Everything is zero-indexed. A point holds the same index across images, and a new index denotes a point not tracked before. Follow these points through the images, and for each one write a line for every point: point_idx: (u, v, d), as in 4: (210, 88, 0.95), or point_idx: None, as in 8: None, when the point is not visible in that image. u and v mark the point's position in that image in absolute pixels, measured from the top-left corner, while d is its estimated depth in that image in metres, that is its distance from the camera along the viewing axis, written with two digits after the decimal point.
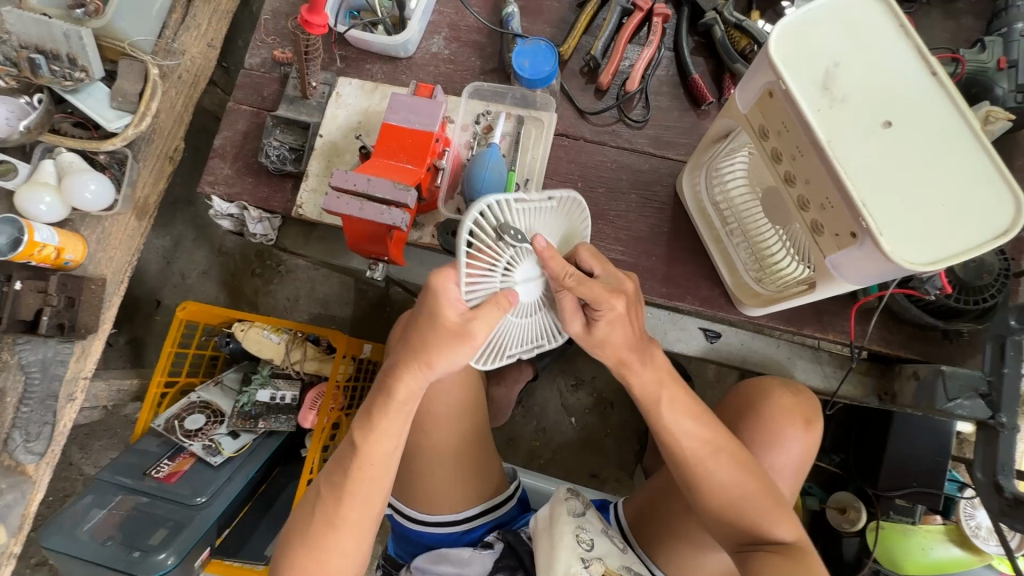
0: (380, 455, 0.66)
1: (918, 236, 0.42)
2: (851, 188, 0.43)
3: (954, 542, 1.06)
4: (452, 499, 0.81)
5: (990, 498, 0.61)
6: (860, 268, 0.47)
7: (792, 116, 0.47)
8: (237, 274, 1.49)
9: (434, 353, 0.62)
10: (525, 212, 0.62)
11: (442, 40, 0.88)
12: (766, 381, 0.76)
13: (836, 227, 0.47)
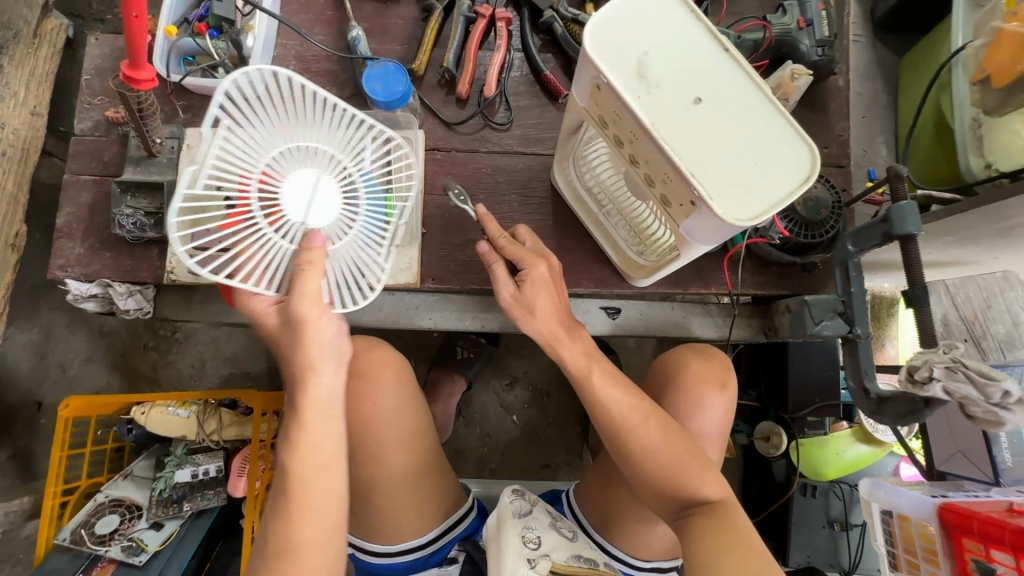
0: (328, 475, 0.60)
1: (741, 195, 0.47)
2: (679, 162, 0.47)
3: (861, 440, 1.20)
4: (415, 523, 0.78)
5: (862, 400, 0.69)
6: (705, 230, 0.52)
7: (620, 105, 0.50)
8: (128, 352, 1.36)
9: (322, 362, 0.60)
10: (242, 147, 0.55)
11: (292, 73, 0.86)
12: (681, 351, 0.82)
13: (679, 197, 0.51)
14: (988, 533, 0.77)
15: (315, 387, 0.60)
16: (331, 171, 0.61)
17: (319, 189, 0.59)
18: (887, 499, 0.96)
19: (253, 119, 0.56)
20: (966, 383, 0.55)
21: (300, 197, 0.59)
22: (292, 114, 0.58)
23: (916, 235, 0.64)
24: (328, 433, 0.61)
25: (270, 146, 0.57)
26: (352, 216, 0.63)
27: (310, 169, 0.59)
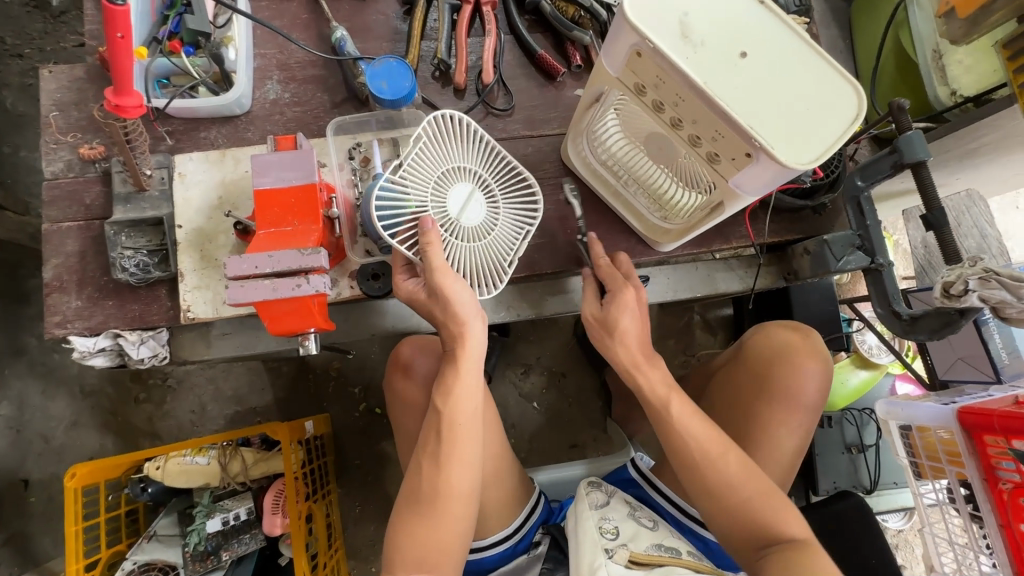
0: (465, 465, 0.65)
1: (798, 139, 0.49)
2: (736, 115, 0.49)
3: (860, 367, 1.28)
4: (507, 513, 0.79)
5: (892, 322, 0.73)
6: (759, 180, 0.54)
7: (664, 69, 0.51)
8: (118, 409, 1.27)
9: (468, 349, 0.68)
10: (421, 156, 0.65)
11: (277, 84, 0.81)
12: (771, 326, 0.89)
13: (733, 152, 0.52)
14: (1008, 426, 0.84)
15: (461, 376, 0.67)
16: (483, 187, 0.68)
17: (469, 197, 0.67)
18: (906, 413, 1.04)
19: (450, 143, 0.66)
20: (1001, 289, 0.60)
21: (455, 201, 0.67)
22: (476, 152, 0.68)
23: (926, 160, 0.68)
24: (468, 424, 0.66)
25: (450, 161, 0.67)
26: (495, 217, 0.69)
27: (466, 180, 0.67)
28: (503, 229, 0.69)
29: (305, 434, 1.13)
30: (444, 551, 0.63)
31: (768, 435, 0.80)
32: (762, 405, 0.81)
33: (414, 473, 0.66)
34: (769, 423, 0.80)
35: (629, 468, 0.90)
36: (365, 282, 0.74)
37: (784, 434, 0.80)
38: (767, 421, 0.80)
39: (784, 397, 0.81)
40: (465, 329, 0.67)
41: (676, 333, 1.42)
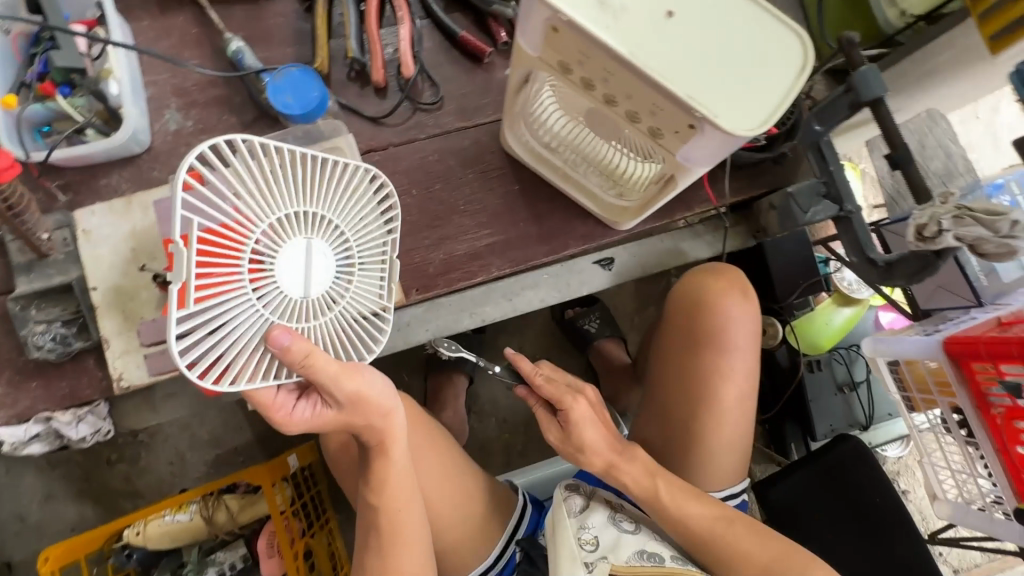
0: (411, 546, 0.64)
1: (744, 103, 0.44)
2: (672, 85, 0.43)
3: (843, 305, 1.23)
4: (478, 536, 0.76)
5: (867, 271, 0.69)
6: (708, 151, 0.49)
7: (586, 43, 0.45)
8: (91, 474, 1.21)
9: (393, 436, 0.64)
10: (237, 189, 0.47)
11: (177, 112, 0.73)
12: (698, 270, 0.84)
13: (675, 125, 0.47)
14: (996, 352, 0.82)
15: (392, 467, 0.64)
16: (314, 230, 0.51)
17: (303, 269, 0.50)
18: (894, 349, 1.02)
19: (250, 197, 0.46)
20: (976, 226, 0.58)
21: (290, 279, 0.49)
22: (299, 184, 0.50)
23: (884, 96, 0.63)
24: (407, 508, 0.64)
25: (287, 203, 0.49)
26: (350, 264, 0.55)
27: (290, 247, 0.49)
28: (353, 297, 0.56)
29: (289, 470, 1.08)
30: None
31: (710, 393, 0.77)
32: (695, 360, 0.78)
33: (366, 556, 0.65)
34: (705, 376, 0.77)
35: None
36: None
37: (725, 384, 0.77)
38: (701, 371, 0.78)
39: (711, 344, 0.78)
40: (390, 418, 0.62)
41: (656, 300, 1.38)
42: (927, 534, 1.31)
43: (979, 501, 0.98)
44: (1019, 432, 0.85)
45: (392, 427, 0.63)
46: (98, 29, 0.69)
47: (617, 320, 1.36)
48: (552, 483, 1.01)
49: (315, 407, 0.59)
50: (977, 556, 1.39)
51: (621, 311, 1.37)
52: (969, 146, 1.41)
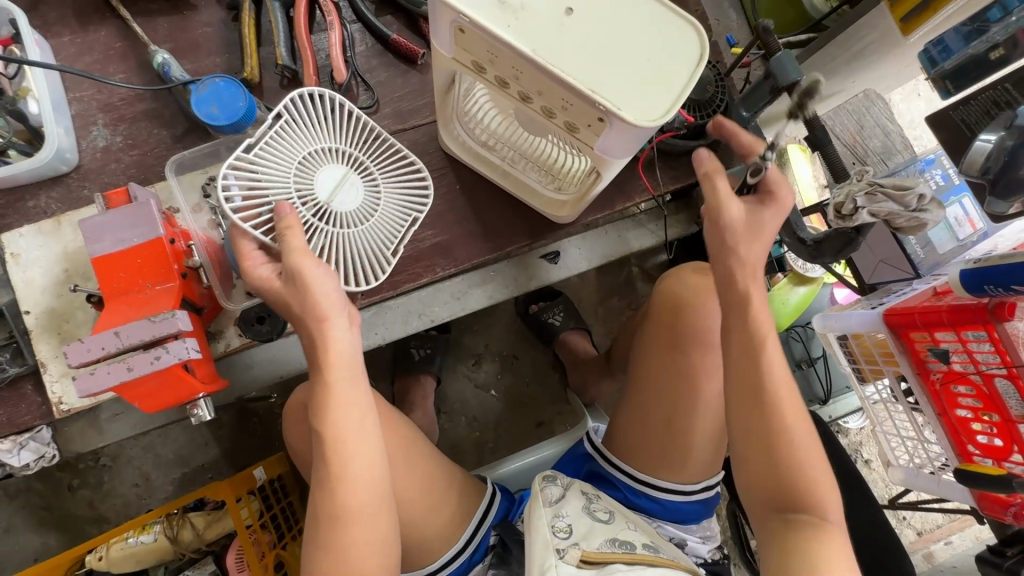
0: (357, 481, 0.57)
1: (646, 95, 0.45)
2: (575, 80, 0.44)
3: (797, 284, 1.27)
4: (445, 524, 0.76)
5: (798, 250, 0.71)
6: (622, 143, 0.50)
7: (491, 42, 0.46)
8: (53, 502, 1.18)
9: (331, 347, 0.58)
10: (303, 119, 0.63)
11: (104, 128, 0.72)
12: (683, 273, 0.88)
13: (585, 118, 0.48)
14: (928, 321, 0.86)
15: (337, 386, 0.58)
16: (358, 168, 0.66)
17: (339, 184, 0.64)
18: (841, 324, 1.05)
19: (316, 124, 0.63)
20: (887, 201, 0.61)
21: (323, 186, 0.63)
22: (348, 134, 0.66)
23: (800, 81, 0.65)
24: (354, 436, 0.58)
25: (335, 140, 0.65)
26: (376, 199, 0.66)
27: (333, 167, 0.64)
28: (381, 216, 0.66)
29: (256, 482, 1.06)
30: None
31: (696, 389, 0.79)
32: (683, 356, 0.80)
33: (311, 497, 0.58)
34: (691, 372, 0.79)
35: (584, 444, 0.90)
36: (250, 328, 0.66)
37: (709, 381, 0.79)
38: (690, 368, 0.79)
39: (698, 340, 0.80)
40: (326, 328, 0.58)
41: (619, 290, 1.40)
42: (889, 500, 1.36)
43: (929, 465, 1.02)
44: (957, 396, 0.89)
45: (328, 336, 0.58)
46: (13, 47, 0.68)
47: (581, 312, 1.38)
48: (521, 476, 1.01)
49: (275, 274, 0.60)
50: (938, 517, 1.45)
51: (585, 302, 1.39)
52: (911, 123, 1.45)
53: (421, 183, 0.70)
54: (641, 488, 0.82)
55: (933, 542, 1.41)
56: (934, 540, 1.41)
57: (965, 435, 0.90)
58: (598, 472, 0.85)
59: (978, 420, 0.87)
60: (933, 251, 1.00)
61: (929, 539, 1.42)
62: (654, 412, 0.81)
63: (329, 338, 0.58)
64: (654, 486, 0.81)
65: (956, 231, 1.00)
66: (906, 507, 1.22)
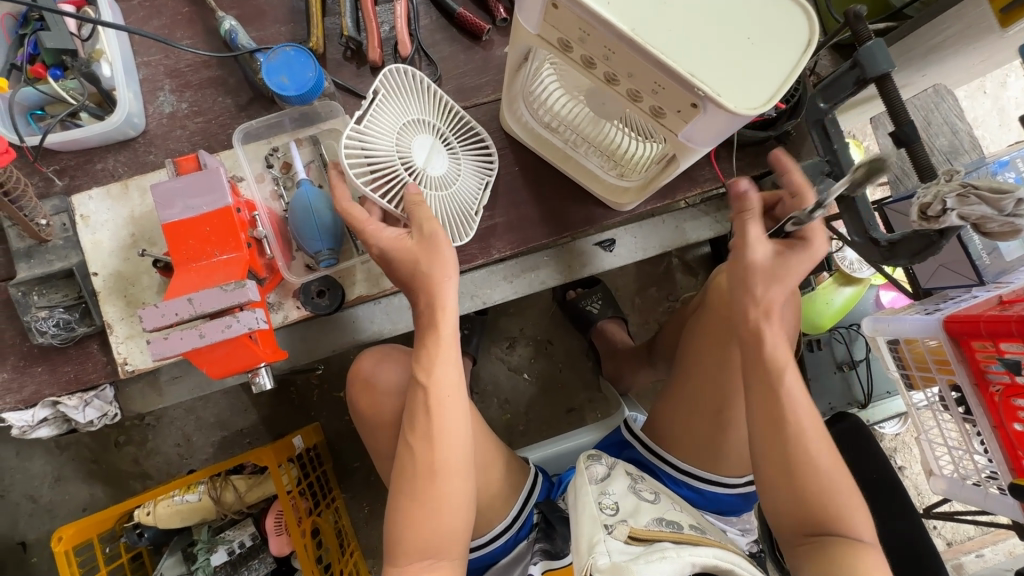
0: (455, 435, 0.61)
1: (745, 81, 0.44)
2: (673, 62, 0.43)
3: (843, 284, 1.25)
4: (502, 500, 0.79)
5: (871, 250, 0.68)
6: (710, 130, 0.48)
7: (586, 20, 0.44)
8: (101, 456, 1.23)
9: (446, 315, 0.62)
10: (392, 94, 0.63)
11: (171, 93, 0.72)
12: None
13: (677, 104, 0.47)
14: (996, 331, 0.82)
15: (443, 348, 0.62)
16: (441, 140, 0.68)
17: (433, 152, 0.67)
18: (892, 328, 1.01)
19: (408, 98, 0.65)
20: (981, 203, 0.60)
21: (419, 155, 0.65)
22: (431, 105, 0.68)
23: (891, 72, 0.62)
24: (455, 395, 0.62)
25: (419, 112, 0.66)
26: (457, 166, 0.70)
27: (425, 138, 0.66)
28: (464, 181, 0.70)
29: (294, 451, 1.09)
30: (443, 530, 0.59)
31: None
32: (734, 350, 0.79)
33: (404, 447, 0.62)
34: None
35: (622, 432, 0.90)
36: (309, 300, 0.68)
37: None
38: None
39: None
40: (444, 287, 0.61)
41: (658, 281, 1.38)
42: (922, 509, 1.34)
43: (975, 475, 0.99)
44: (1015, 409, 0.86)
45: (445, 299, 0.62)
46: (86, 8, 0.68)
47: (618, 301, 1.36)
48: (557, 460, 1.02)
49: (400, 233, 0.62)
50: (971, 528, 1.42)
51: (622, 290, 1.38)
52: (975, 121, 1.39)
53: (486, 152, 0.74)
54: (682, 478, 0.82)
55: (964, 553, 1.39)
56: (965, 551, 1.39)
57: (1022, 447, 0.87)
58: (637, 460, 0.85)
59: None
60: (999, 258, 0.96)
61: (959, 550, 1.40)
62: (703, 401, 0.80)
63: (443, 299, 0.62)
64: (698, 478, 0.81)
65: None
66: (941, 517, 1.20)
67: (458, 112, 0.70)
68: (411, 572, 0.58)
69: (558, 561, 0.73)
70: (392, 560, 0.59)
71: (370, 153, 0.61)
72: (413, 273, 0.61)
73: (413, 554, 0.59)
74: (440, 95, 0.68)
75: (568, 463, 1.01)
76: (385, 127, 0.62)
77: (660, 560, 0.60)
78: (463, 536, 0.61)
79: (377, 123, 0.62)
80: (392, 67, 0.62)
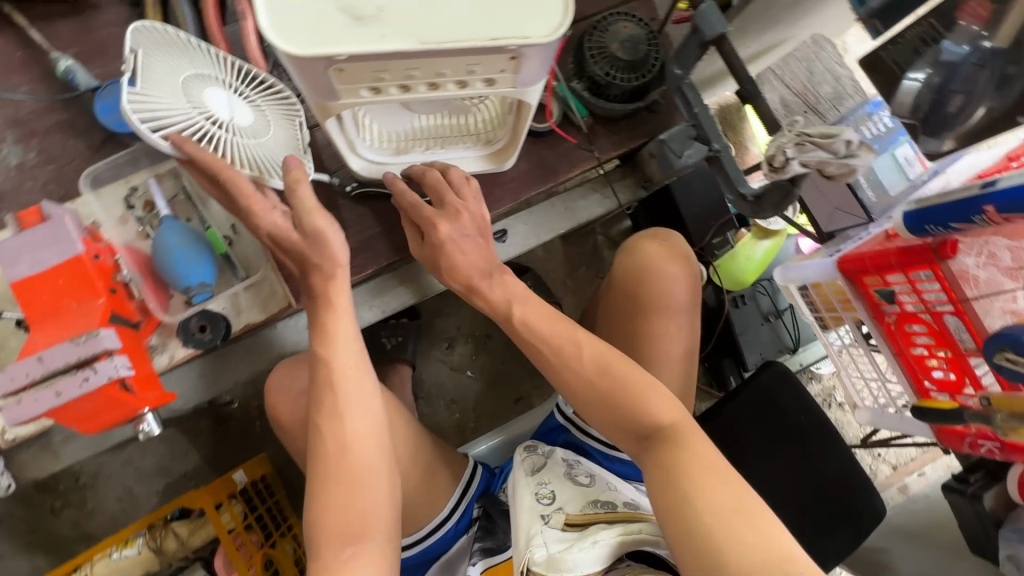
0: (365, 412, 0.62)
1: (535, 10, 0.44)
2: (473, 40, 0.43)
3: (761, 238, 1.28)
4: (437, 493, 0.79)
5: (741, 206, 0.72)
6: (540, 68, 0.49)
7: (375, 61, 0.44)
8: (37, 525, 1.18)
9: (341, 294, 0.63)
10: (146, 56, 0.56)
11: (15, 144, 0.69)
12: (639, 240, 0.87)
13: (497, 66, 0.47)
14: (881, 265, 0.86)
15: (338, 326, 0.63)
16: (235, 93, 0.63)
17: (234, 103, 0.61)
18: (800, 274, 1.05)
19: (172, 56, 0.58)
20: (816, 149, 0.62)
21: (218, 105, 0.59)
22: (202, 60, 0.61)
23: (726, 33, 0.64)
24: (360, 372, 0.64)
25: (190, 69, 0.59)
26: (265, 115, 0.65)
27: (216, 90, 0.60)
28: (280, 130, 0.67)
29: (236, 486, 1.08)
30: (368, 510, 0.59)
31: (658, 352, 0.80)
32: (643, 323, 0.81)
33: (313, 435, 0.61)
34: (653, 335, 0.80)
35: (556, 416, 0.90)
36: (191, 337, 0.66)
37: (673, 339, 0.81)
38: (651, 332, 0.80)
39: (658, 305, 0.81)
40: (339, 272, 0.63)
41: (585, 261, 1.40)
42: (862, 440, 1.40)
43: (892, 403, 1.04)
44: (912, 334, 0.90)
45: (339, 280, 0.63)
46: None
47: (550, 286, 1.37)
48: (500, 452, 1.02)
49: (288, 222, 0.60)
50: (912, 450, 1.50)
51: (552, 275, 1.39)
52: None
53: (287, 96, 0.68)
54: (612, 453, 0.83)
55: (908, 474, 1.46)
56: (909, 473, 1.47)
57: (922, 370, 0.91)
58: (572, 442, 0.86)
59: (933, 355, 0.88)
60: (884, 194, 1.00)
61: (903, 472, 1.47)
62: None
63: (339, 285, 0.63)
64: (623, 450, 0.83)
65: (907, 171, 1.00)
66: (877, 444, 1.26)
67: (246, 65, 0.64)
68: (333, 558, 0.57)
69: (498, 556, 0.74)
70: (316, 551, 0.58)
71: (159, 115, 0.54)
72: (302, 262, 0.61)
73: (337, 539, 0.58)
74: (209, 49, 0.62)
75: (506, 454, 1.02)
76: (161, 89, 0.55)
77: (592, 545, 0.61)
78: (389, 513, 0.61)
79: (147, 86, 0.54)
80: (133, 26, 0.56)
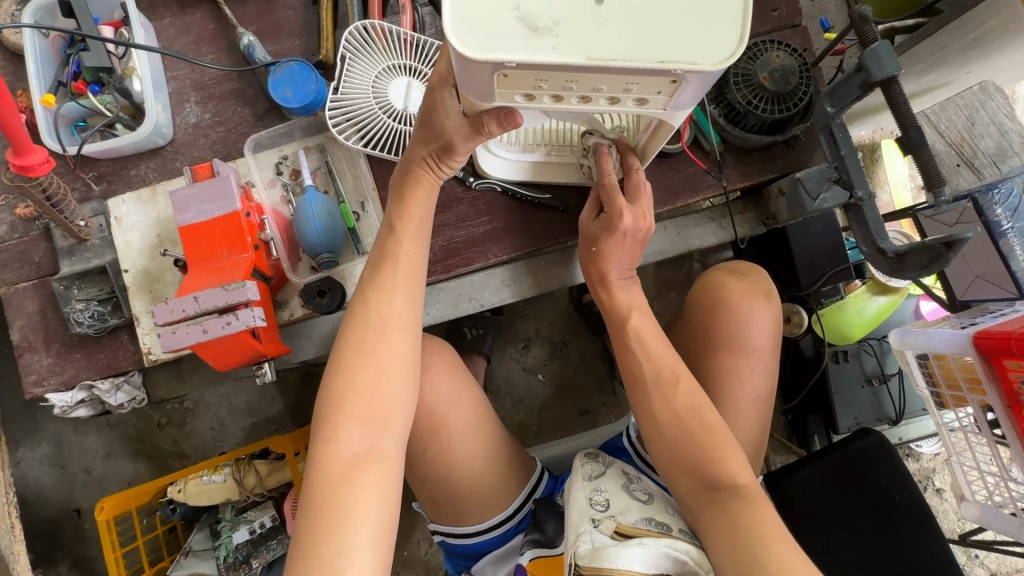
0: (410, 299, 0.63)
1: (706, 36, 0.44)
2: (642, 60, 0.43)
3: (878, 293, 1.16)
4: (475, 460, 0.78)
5: (879, 261, 0.67)
6: (699, 95, 0.48)
7: (537, 71, 0.45)
8: (145, 435, 1.34)
9: (426, 181, 0.65)
10: (356, 54, 0.71)
11: (196, 105, 0.78)
12: (716, 275, 0.84)
13: (655, 87, 0.47)
14: None
15: (408, 233, 0.64)
16: (417, 76, 0.73)
17: (411, 88, 0.72)
18: (921, 342, 0.96)
19: (374, 51, 0.72)
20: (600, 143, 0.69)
21: (395, 95, 0.72)
22: (396, 48, 0.72)
23: (898, 74, 0.58)
24: (418, 255, 0.64)
25: (384, 62, 0.72)
26: None
27: (400, 81, 0.72)
28: None
29: None
30: (389, 399, 0.59)
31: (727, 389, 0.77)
32: (715, 358, 0.78)
33: (357, 311, 0.62)
34: (723, 371, 0.77)
35: (622, 438, 0.87)
36: (311, 299, 0.71)
37: (745, 380, 0.77)
38: (725, 369, 0.77)
39: (729, 345, 0.78)
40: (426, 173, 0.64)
41: (677, 286, 1.36)
42: (958, 535, 1.25)
43: (1011, 505, 0.92)
44: None
45: (429, 183, 0.65)
46: (123, 29, 0.75)
47: None
48: (561, 461, 1.02)
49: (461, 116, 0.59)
50: (1019, 560, 1.32)
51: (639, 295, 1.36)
52: None
53: None
54: None
55: None
56: None
57: None
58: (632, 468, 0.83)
59: None
60: None
61: None
62: None
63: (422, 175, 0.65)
64: None
65: None
66: (978, 545, 1.12)
67: (424, 40, 0.72)
68: (343, 440, 0.57)
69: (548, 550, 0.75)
70: (330, 427, 0.58)
71: (352, 115, 0.72)
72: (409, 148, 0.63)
73: (355, 420, 0.58)
74: (403, 34, 0.72)
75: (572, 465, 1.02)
76: (358, 89, 0.71)
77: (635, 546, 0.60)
78: (407, 411, 0.61)
79: (346, 88, 0.71)
80: (352, 29, 0.70)
